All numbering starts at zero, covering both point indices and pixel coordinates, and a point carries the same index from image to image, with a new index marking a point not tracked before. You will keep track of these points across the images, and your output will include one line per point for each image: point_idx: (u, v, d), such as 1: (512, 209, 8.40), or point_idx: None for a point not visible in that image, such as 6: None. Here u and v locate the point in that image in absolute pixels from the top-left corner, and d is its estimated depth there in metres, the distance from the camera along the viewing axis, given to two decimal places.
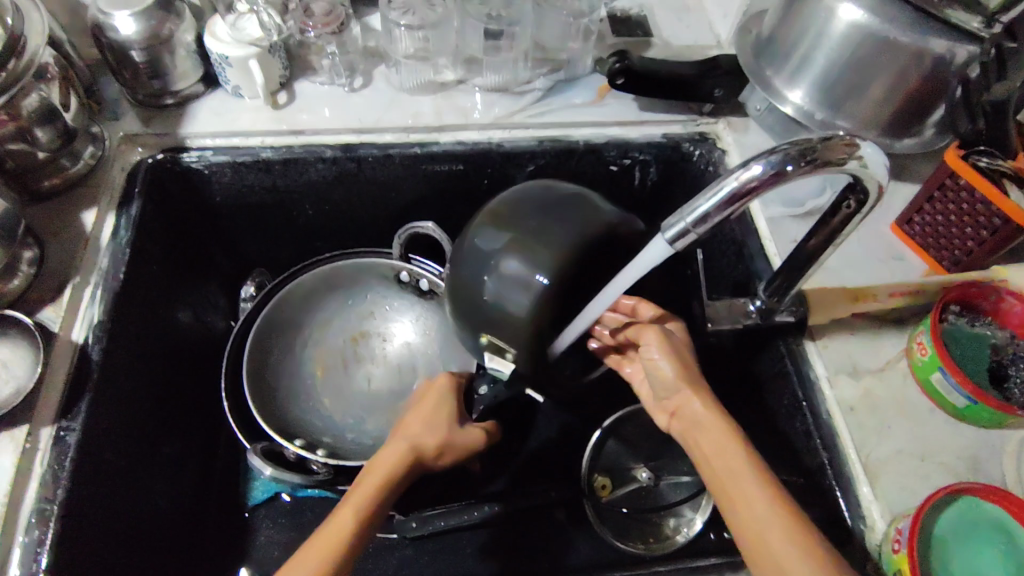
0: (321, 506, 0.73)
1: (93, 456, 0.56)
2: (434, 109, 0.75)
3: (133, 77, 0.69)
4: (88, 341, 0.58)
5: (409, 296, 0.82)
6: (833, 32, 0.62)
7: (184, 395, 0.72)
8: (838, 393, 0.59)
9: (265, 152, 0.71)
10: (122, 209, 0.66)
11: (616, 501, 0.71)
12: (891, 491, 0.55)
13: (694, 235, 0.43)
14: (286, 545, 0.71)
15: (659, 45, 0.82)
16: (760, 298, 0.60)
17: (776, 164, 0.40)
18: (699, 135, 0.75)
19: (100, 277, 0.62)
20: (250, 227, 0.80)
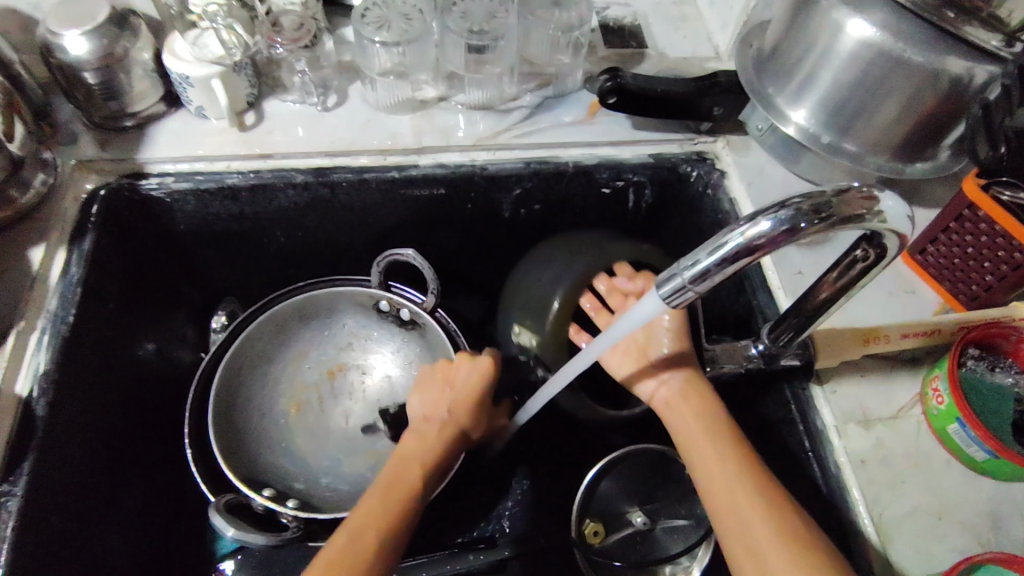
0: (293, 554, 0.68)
1: (39, 520, 0.52)
2: (413, 129, 0.70)
3: (87, 99, 0.64)
4: (32, 394, 0.54)
5: (390, 324, 0.77)
6: (842, 49, 0.57)
7: (146, 438, 0.68)
8: (848, 443, 0.55)
9: (231, 177, 0.66)
10: (74, 243, 0.61)
11: (608, 551, 0.67)
12: (905, 554, 0.50)
13: (692, 292, 0.40)
14: None
15: (654, 57, 0.76)
16: (763, 342, 0.55)
17: (786, 221, 0.36)
18: (697, 155, 0.71)
19: (48, 322, 0.57)
20: (219, 255, 0.75)
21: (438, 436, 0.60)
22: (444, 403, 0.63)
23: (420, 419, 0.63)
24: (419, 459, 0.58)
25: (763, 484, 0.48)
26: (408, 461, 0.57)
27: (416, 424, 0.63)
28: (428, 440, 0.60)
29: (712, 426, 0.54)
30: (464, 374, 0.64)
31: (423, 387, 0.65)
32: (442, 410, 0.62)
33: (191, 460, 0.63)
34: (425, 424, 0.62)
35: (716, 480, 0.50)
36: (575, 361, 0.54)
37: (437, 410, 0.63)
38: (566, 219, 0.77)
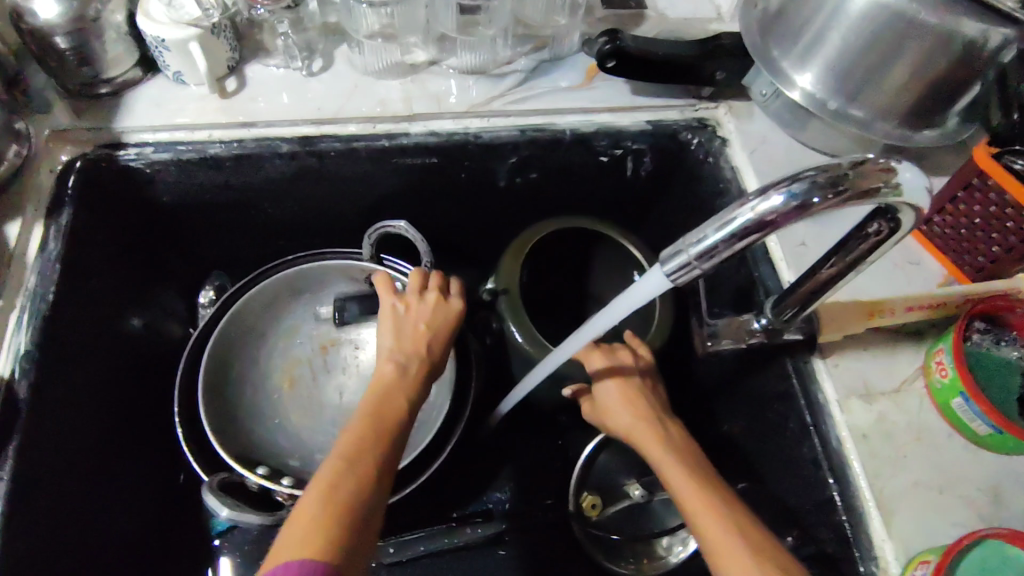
0: None
1: (27, 503, 0.51)
2: (404, 95, 0.67)
3: (59, 64, 0.60)
4: (14, 375, 0.52)
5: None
6: (850, 10, 0.55)
7: (134, 417, 0.67)
8: (850, 418, 0.54)
9: (213, 147, 0.64)
10: (52, 218, 0.59)
11: (605, 523, 0.68)
12: (907, 528, 0.50)
13: (698, 269, 0.38)
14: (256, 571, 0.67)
15: (654, 18, 0.73)
16: (766, 316, 0.53)
17: (799, 195, 0.34)
18: (699, 122, 0.68)
19: (28, 299, 0.55)
20: (205, 227, 0.73)
21: (411, 370, 0.55)
22: (423, 339, 0.58)
23: (390, 352, 0.57)
24: (399, 397, 0.53)
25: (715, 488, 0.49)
26: (387, 395, 0.52)
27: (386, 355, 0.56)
28: (406, 375, 0.55)
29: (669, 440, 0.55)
30: (439, 317, 0.60)
31: (392, 318, 0.59)
32: (420, 344, 0.58)
33: (183, 441, 0.63)
34: (399, 359, 0.56)
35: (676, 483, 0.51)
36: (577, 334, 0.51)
37: (413, 347, 0.57)
38: (562, 188, 0.75)
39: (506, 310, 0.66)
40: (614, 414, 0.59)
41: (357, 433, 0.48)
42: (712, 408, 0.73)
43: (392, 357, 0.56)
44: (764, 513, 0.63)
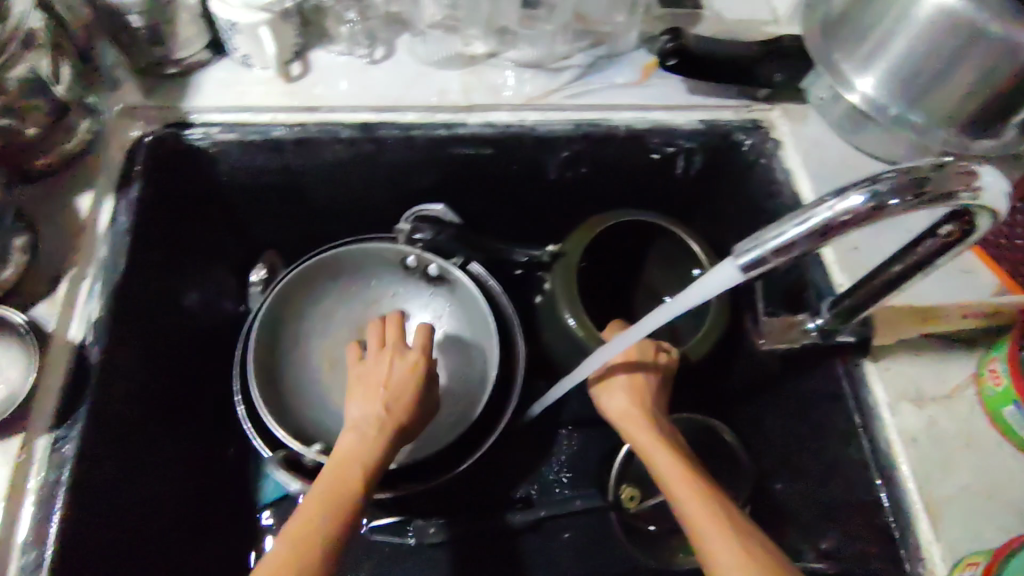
0: None
1: (94, 465, 0.52)
2: (462, 86, 0.68)
3: (132, 43, 0.62)
4: (86, 340, 0.54)
5: (416, 279, 0.77)
6: (916, 16, 0.55)
7: (191, 390, 0.68)
8: (900, 421, 0.54)
9: (277, 129, 0.65)
10: (122, 191, 0.60)
11: (643, 515, 0.69)
12: (956, 531, 0.51)
13: (772, 264, 0.39)
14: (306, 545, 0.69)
15: (710, 18, 0.74)
16: (822, 316, 0.54)
17: (881, 195, 0.35)
18: (753, 123, 0.68)
19: (100, 269, 0.57)
20: (260, 209, 0.74)
21: (373, 444, 0.52)
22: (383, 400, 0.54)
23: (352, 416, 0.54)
24: (355, 468, 0.50)
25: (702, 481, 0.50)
26: (342, 468, 0.50)
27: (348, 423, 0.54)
28: (369, 442, 0.52)
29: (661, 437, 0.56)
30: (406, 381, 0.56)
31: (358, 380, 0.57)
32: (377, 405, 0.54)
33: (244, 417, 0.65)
34: (360, 423, 0.53)
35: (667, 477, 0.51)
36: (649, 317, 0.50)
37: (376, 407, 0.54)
38: (611, 184, 0.75)
39: (561, 273, 0.69)
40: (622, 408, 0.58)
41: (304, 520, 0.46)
42: (751, 409, 0.73)
43: (353, 425, 0.53)
44: (804, 513, 0.64)
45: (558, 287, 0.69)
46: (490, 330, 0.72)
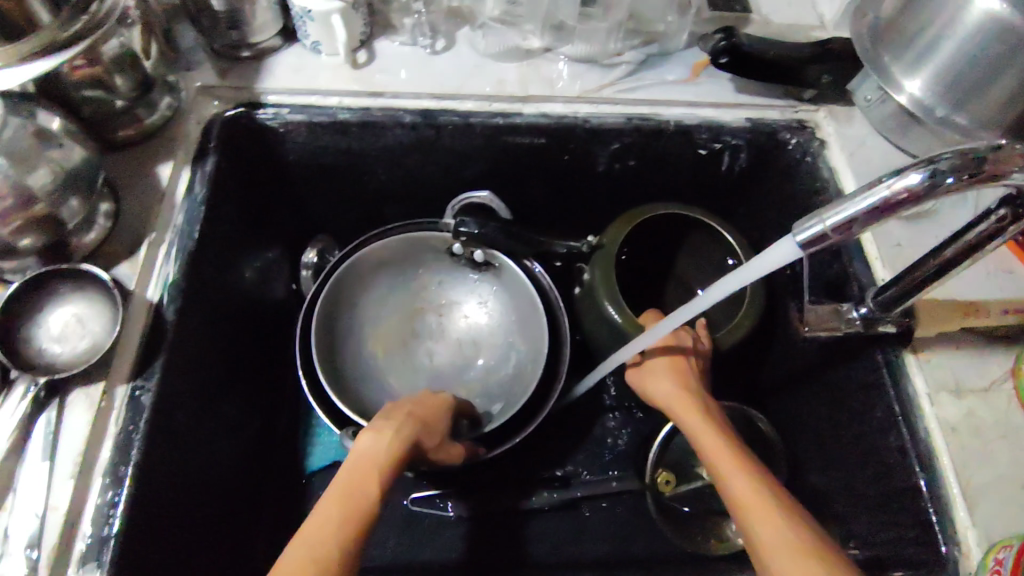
0: None
1: (166, 417, 0.55)
2: (520, 77, 0.71)
3: (212, 26, 0.66)
4: (162, 300, 0.57)
5: (459, 266, 0.80)
6: (966, 22, 0.57)
7: (250, 358, 0.72)
8: (940, 410, 0.56)
9: (342, 113, 0.69)
10: (198, 164, 0.64)
11: (678, 499, 0.71)
12: (992, 517, 0.52)
13: (831, 241, 0.41)
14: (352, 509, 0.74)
15: (759, 22, 0.76)
16: (866, 306, 0.56)
17: (938, 173, 0.36)
18: (798, 123, 0.71)
19: (176, 235, 0.60)
20: (319, 189, 0.78)
21: (396, 441, 0.52)
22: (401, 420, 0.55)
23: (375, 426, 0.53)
24: (373, 471, 0.48)
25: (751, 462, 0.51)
26: (361, 470, 0.48)
27: (372, 428, 0.53)
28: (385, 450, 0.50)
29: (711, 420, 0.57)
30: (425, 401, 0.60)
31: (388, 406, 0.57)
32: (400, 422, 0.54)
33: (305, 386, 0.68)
34: (379, 431, 0.52)
35: (715, 457, 0.52)
36: (684, 309, 0.54)
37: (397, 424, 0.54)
38: (655, 178, 0.78)
39: (599, 264, 0.72)
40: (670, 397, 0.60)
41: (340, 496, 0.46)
42: (784, 400, 0.75)
43: (373, 431, 0.52)
44: (837, 501, 0.65)
45: (597, 278, 0.71)
46: (536, 316, 0.75)
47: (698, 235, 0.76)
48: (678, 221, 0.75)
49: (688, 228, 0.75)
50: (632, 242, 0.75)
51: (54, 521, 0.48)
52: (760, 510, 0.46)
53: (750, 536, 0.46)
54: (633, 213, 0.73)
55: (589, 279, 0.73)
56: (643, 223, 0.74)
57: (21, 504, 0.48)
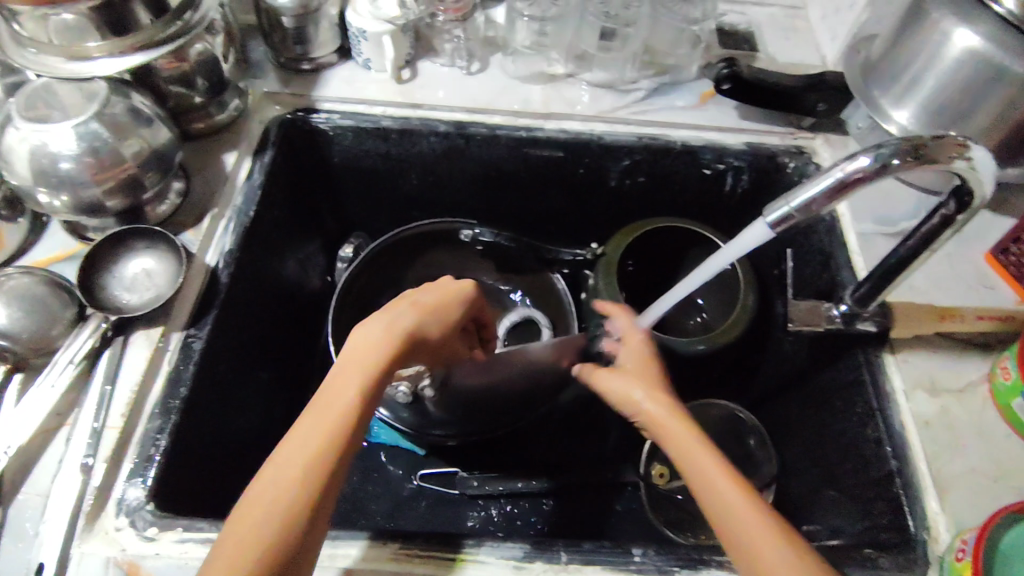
0: (394, 450, 0.83)
1: (211, 365, 0.62)
2: (544, 98, 0.80)
3: (281, 41, 0.76)
4: (218, 265, 0.65)
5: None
6: (947, 57, 0.62)
7: (286, 333, 0.80)
8: (914, 406, 0.60)
9: (385, 121, 0.78)
10: (257, 155, 0.73)
11: (672, 490, 0.75)
12: (959, 506, 0.55)
13: (796, 220, 0.47)
14: (364, 478, 0.81)
15: (764, 59, 0.84)
16: (846, 302, 0.62)
17: (884, 157, 0.43)
18: (796, 149, 0.77)
19: (234, 213, 0.69)
20: (358, 189, 0.87)
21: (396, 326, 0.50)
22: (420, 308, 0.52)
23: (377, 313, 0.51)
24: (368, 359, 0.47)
25: (723, 454, 0.47)
26: (351, 361, 0.47)
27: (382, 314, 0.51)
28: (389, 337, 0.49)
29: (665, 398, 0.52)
30: (429, 289, 0.54)
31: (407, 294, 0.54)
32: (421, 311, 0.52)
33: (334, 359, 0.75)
34: (383, 318, 0.50)
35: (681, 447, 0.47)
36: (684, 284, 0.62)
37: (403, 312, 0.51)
38: (665, 195, 0.85)
39: (603, 270, 0.78)
40: (610, 381, 0.56)
41: (309, 425, 0.43)
42: (776, 406, 0.79)
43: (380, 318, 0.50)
44: (820, 496, 0.68)
45: (601, 282, 0.78)
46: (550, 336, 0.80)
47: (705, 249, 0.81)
48: (684, 237, 0.81)
49: (694, 241, 0.81)
50: (637, 251, 0.81)
51: (109, 438, 0.55)
52: (767, 538, 0.41)
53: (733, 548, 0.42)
54: (637, 225, 0.80)
55: (594, 284, 0.80)
56: (647, 233, 0.80)
57: (83, 419, 0.56)
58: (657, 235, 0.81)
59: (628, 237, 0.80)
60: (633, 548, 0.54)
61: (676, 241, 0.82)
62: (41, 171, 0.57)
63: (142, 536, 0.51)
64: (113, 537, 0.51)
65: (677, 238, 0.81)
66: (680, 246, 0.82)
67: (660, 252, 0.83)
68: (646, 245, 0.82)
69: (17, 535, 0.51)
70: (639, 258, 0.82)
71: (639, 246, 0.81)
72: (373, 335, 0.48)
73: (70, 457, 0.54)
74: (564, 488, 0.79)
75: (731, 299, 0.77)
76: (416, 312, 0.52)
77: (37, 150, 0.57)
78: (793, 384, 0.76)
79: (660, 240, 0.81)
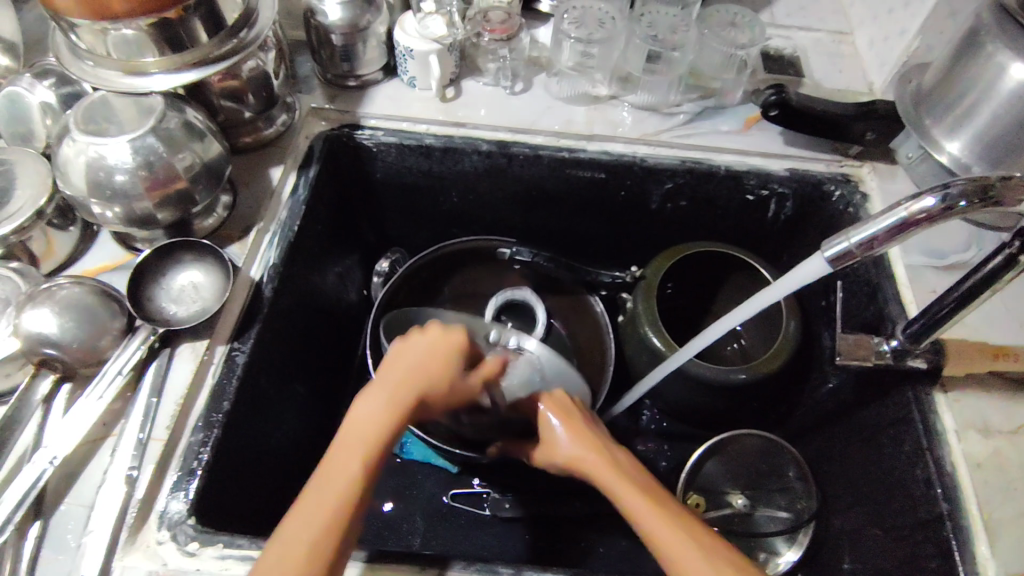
0: (425, 467, 0.83)
1: (253, 379, 0.62)
2: (586, 119, 0.79)
3: (329, 58, 0.77)
4: (263, 278, 0.66)
5: None
6: (1003, 90, 0.61)
7: (325, 346, 0.80)
8: (966, 447, 0.58)
9: (428, 138, 0.78)
10: (303, 170, 0.74)
11: (708, 521, 0.74)
12: (1013, 554, 0.53)
13: (855, 257, 0.46)
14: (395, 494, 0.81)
15: (811, 85, 0.83)
16: (897, 338, 0.61)
17: (951, 197, 0.42)
18: (843, 177, 0.76)
19: (278, 227, 0.70)
20: (398, 205, 0.87)
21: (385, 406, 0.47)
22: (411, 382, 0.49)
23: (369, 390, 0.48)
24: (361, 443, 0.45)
25: (660, 501, 0.47)
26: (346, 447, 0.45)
27: (372, 389, 0.48)
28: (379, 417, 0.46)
29: (593, 440, 0.53)
30: (416, 344, 0.51)
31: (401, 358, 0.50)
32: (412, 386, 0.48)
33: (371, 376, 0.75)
34: (373, 396, 0.47)
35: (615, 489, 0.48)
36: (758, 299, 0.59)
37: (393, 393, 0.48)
38: (706, 219, 0.84)
39: (642, 294, 0.78)
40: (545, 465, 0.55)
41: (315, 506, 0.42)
42: (815, 436, 0.78)
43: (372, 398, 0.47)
44: (864, 535, 0.66)
45: (640, 306, 0.77)
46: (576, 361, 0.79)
47: (746, 275, 0.80)
48: (725, 265, 0.80)
49: (735, 268, 0.80)
50: (678, 275, 0.81)
51: (153, 450, 0.55)
52: None
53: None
54: (679, 248, 0.79)
55: (632, 308, 0.79)
56: (690, 257, 0.79)
57: (128, 429, 0.56)
58: (699, 258, 0.80)
59: (669, 260, 0.79)
60: None
61: (718, 266, 0.81)
62: (98, 184, 0.58)
63: (184, 550, 0.51)
64: (155, 551, 0.51)
65: (719, 263, 0.80)
66: (721, 271, 0.81)
67: (700, 277, 0.82)
68: (689, 267, 0.81)
69: (59, 545, 0.51)
70: (679, 281, 0.82)
71: (681, 267, 0.80)
72: (373, 415, 0.46)
73: (113, 468, 0.54)
74: (595, 515, 0.79)
75: (772, 329, 0.76)
76: (405, 387, 0.48)
77: (94, 162, 0.58)
78: (833, 416, 0.74)
79: (702, 264, 0.81)
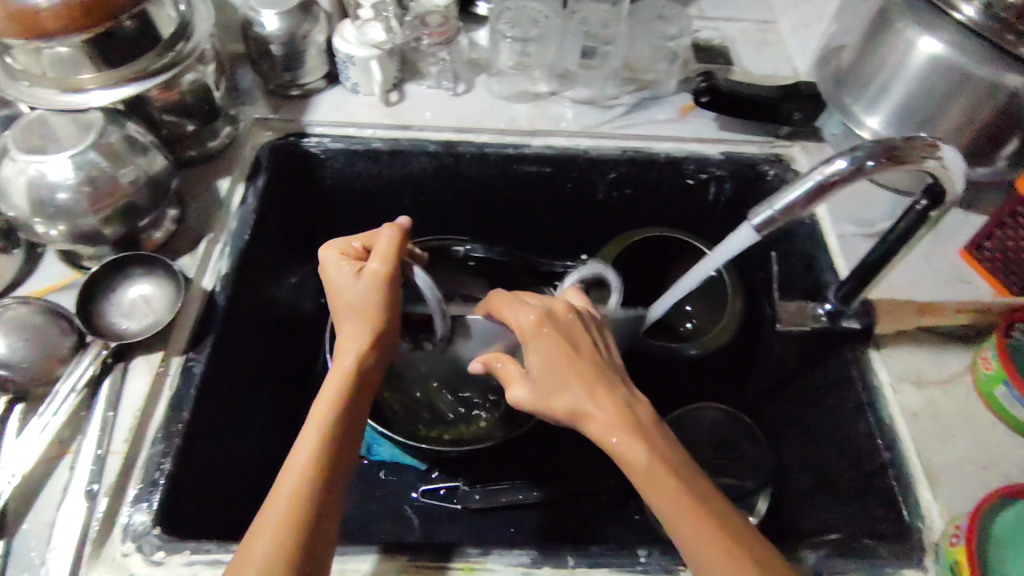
0: (394, 468, 0.83)
1: (211, 388, 0.63)
2: (529, 115, 0.82)
3: (270, 68, 0.78)
4: (216, 288, 0.66)
5: None
6: (913, 64, 0.65)
7: (284, 355, 0.80)
8: (902, 398, 0.62)
9: (375, 142, 0.79)
10: (250, 180, 0.74)
11: None
12: (951, 493, 0.56)
13: (778, 223, 0.49)
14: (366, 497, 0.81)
15: (740, 72, 0.87)
16: (830, 301, 0.64)
17: (859, 159, 0.45)
18: (775, 157, 0.80)
19: (228, 237, 0.70)
20: (351, 211, 0.88)
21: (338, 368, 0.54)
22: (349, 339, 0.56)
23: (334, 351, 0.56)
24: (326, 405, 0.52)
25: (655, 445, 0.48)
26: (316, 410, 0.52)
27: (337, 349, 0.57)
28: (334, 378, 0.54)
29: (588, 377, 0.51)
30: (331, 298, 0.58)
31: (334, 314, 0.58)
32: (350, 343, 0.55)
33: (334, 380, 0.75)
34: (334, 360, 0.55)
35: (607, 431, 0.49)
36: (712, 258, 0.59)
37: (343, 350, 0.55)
38: (651, 206, 0.87)
39: None
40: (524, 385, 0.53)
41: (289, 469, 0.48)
42: (768, 406, 0.81)
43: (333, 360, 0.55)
44: (818, 493, 0.69)
45: None
46: None
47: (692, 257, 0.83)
48: (673, 248, 0.83)
49: (682, 251, 0.83)
50: (629, 260, 0.84)
51: (113, 464, 0.55)
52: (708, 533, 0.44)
53: (690, 553, 0.44)
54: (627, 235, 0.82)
55: None
56: (639, 242, 0.82)
57: (86, 446, 0.56)
58: (647, 242, 0.83)
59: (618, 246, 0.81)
60: (639, 550, 0.55)
61: (665, 249, 0.84)
62: (39, 202, 0.58)
63: (150, 560, 0.51)
64: (120, 563, 0.50)
65: (666, 247, 0.83)
66: (669, 254, 0.84)
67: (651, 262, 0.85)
68: (639, 251, 0.84)
69: (22, 564, 0.51)
70: (630, 266, 0.84)
71: (632, 252, 0.83)
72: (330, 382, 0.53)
73: (73, 485, 0.54)
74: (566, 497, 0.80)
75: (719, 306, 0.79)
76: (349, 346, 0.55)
77: (34, 181, 0.58)
78: (783, 384, 0.78)
79: (650, 249, 0.84)
